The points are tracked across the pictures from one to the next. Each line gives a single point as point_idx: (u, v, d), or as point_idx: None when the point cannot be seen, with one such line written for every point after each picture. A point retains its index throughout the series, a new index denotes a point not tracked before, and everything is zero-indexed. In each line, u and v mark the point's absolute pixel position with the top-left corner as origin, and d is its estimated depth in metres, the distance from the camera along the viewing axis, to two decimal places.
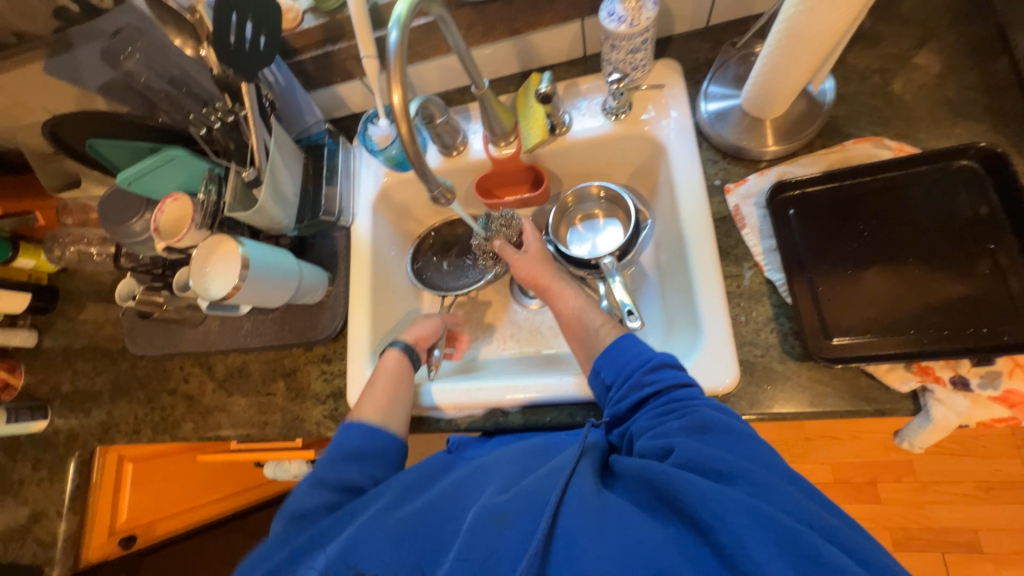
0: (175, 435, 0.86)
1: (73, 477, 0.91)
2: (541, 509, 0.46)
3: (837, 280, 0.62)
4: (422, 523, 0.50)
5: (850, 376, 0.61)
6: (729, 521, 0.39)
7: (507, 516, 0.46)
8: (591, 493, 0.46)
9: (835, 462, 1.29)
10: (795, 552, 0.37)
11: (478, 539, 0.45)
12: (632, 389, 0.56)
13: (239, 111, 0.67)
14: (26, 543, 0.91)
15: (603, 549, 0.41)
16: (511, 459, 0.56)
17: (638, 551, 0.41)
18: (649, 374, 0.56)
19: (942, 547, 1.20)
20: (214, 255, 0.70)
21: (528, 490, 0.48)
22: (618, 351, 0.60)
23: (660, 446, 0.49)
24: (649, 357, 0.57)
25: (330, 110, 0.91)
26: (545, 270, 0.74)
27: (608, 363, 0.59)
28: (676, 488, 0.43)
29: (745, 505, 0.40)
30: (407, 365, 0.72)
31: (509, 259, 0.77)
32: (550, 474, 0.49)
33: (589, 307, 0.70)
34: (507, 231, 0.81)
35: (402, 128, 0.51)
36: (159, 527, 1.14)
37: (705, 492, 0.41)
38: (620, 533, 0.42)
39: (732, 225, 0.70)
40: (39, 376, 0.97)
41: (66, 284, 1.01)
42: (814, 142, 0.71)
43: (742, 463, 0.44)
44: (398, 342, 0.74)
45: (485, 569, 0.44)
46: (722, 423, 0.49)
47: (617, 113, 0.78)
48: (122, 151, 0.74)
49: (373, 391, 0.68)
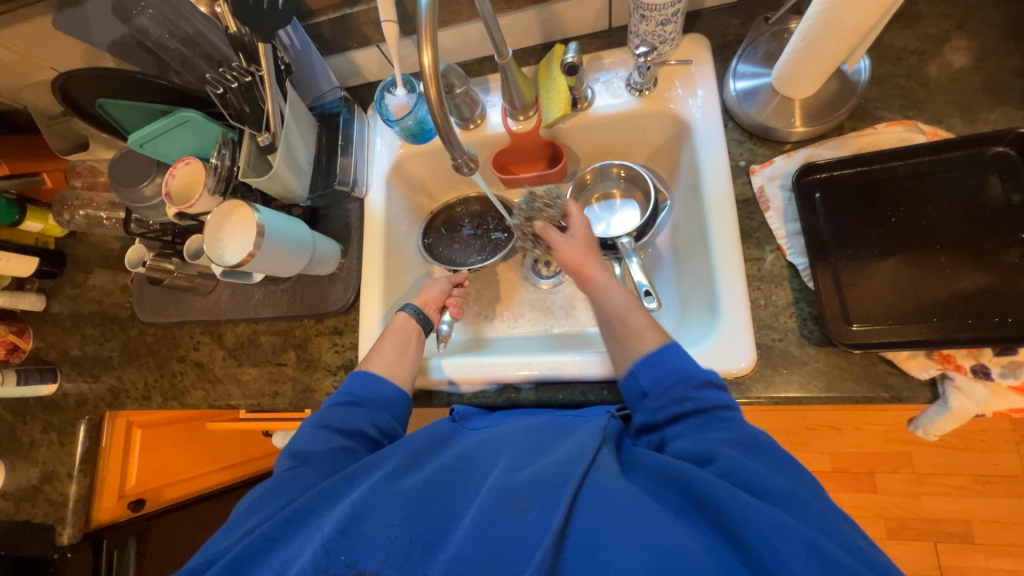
0: (185, 402, 0.86)
1: (83, 440, 0.92)
2: (559, 494, 0.45)
3: (861, 266, 0.61)
4: (430, 495, 0.48)
5: (867, 363, 0.61)
6: (773, 545, 0.39)
7: (525, 500, 0.45)
8: (618, 489, 0.46)
9: (835, 452, 1.30)
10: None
11: (494, 520, 0.43)
12: (672, 402, 0.55)
13: (256, 71, 0.65)
14: (38, 502, 0.92)
15: (631, 547, 0.41)
16: (523, 435, 0.55)
17: (669, 555, 0.40)
18: (694, 391, 0.55)
19: (935, 538, 1.22)
20: (228, 220, 0.69)
21: (545, 474, 0.47)
22: (660, 359, 0.58)
23: (702, 457, 0.49)
24: (695, 373, 0.55)
25: (345, 78, 0.89)
26: (592, 258, 0.70)
27: (648, 369, 0.58)
28: (718, 502, 0.43)
29: (795, 532, 0.39)
30: (414, 326, 0.72)
31: (553, 242, 0.72)
32: (569, 461, 0.48)
33: (633, 307, 0.65)
34: (552, 212, 0.75)
35: (431, 92, 0.50)
36: (167, 493, 1.16)
37: (751, 511, 0.41)
38: (648, 532, 0.42)
39: (756, 207, 0.70)
40: (48, 340, 0.97)
41: (74, 250, 1.00)
42: (844, 125, 0.70)
43: (792, 489, 0.44)
44: (409, 304, 0.74)
45: (500, 551, 0.42)
46: (766, 444, 0.49)
47: (642, 89, 0.75)
48: (132, 112, 0.72)
49: (380, 353, 0.68)
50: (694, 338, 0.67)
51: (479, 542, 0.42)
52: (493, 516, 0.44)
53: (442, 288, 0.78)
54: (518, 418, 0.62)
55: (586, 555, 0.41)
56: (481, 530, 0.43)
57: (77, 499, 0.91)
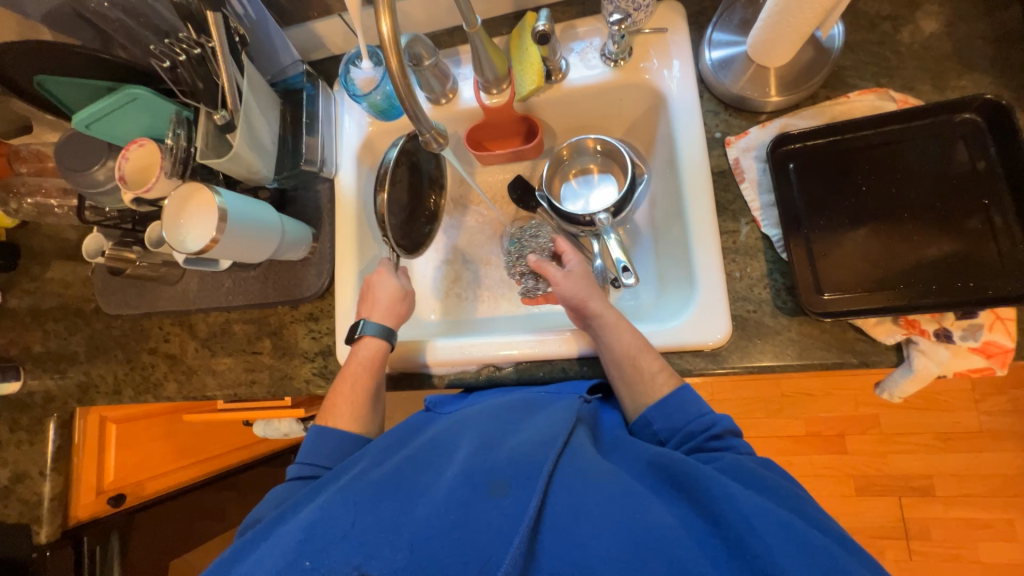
0: (158, 394, 0.84)
1: (54, 439, 0.89)
2: (535, 475, 0.45)
3: (832, 236, 0.62)
4: (399, 479, 0.48)
5: (838, 330, 0.62)
6: (755, 527, 0.40)
7: (503, 484, 0.45)
8: (600, 471, 0.47)
9: (810, 417, 1.34)
10: (824, 565, 0.38)
11: (470, 507, 0.43)
12: (691, 450, 0.53)
13: (206, 43, 0.61)
14: (9, 503, 0.89)
15: (610, 531, 0.41)
16: (493, 415, 0.56)
17: (649, 538, 0.40)
18: (714, 441, 0.53)
19: (899, 492, 1.30)
20: (188, 204, 0.65)
21: (519, 457, 0.47)
22: (674, 406, 0.56)
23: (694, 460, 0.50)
24: (712, 421, 0.54)
25: (307, 51, 0.84)
26: (593, 292, 0.66)
27: (663, 416, 0.56)
28: (700, 485, 0.44)
29: (776, 517, 0.41)
30: (381, 352, 0.69)
31: (549, 276, 0.68)
32: (545, 443, 0.48)
33: (642, 349, 0.61)
34: (539, 243, 0.79)
35: (392, 64, 0.48)
36: (149, 487, 1.12)
37: (736, 495, 0.42)
38: (626, 514, 0.42)
39: (732, 179, 0.69)
40: (7, 337, 0.93)
41: (28, 241, 0.94)
42: (818, 93, 0.70)
43: (781, 490, 0.46)
44: (370, 325, 0.69)
45: (478, 539, 0.41)
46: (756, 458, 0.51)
47: (616, 59, 0.73)
48: (78, 91, 0.67)
49: (347, 388, 0.66)
50: (672, 313, 0.68)
51: (453, 527, 0.42)
52: (469, 502, 0.43)
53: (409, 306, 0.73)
54: (488, 400, 0.63)
55: (564, 537, 0.41)
56: (457, 513, 0.43)
57: (53, 498, 0.89)
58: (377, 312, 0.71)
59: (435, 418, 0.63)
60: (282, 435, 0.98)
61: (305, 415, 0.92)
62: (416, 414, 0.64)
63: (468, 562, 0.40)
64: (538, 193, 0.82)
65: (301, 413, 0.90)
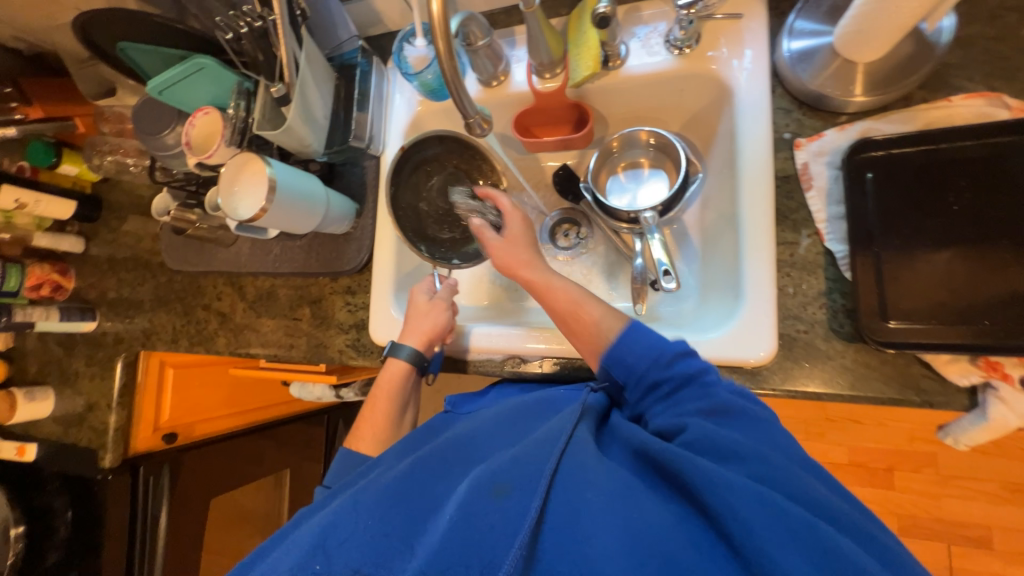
0: (209, 348, 0.90)
1: (121, 375, 0.99)
2: (537, 482, 0.44)
3: (908, 259, 0.56)
4: (408, 489, 0.48)
5: (901, 363, 0.57)
6: (737, 511, 0.39)
7: (506, 485, 0.43)
8: (595, 470, 0.45)
9: (856, 446, 1.25)
10: (806, 541, 0.37)
11: (472, 510, 0.42)
12: (646, 389, 0.54)
13: (269, 16, 0.62)
14: (83, 428, 1.02)
15: (608, 530, 0.40)
16: (498, 421, 0.56)
17: (643, 537, 0.39)
18: (664, 372, 0.53)
19: (948, 539, 1.19)
20: (243, 173, 0.68)
21: (520, 461, 0.46)
22: (625, 347, 0.56)
23: (672, 433, 0.49)
24: (661, 352, 0.54)
25: (366, 26, 0.85)
26: (526, 255, 0.68)
27: (618, 362, 0.56)
28: (684, 472, 0.42)
29: (756, 493, 0.40)
30: (410, 373, 0.71)
31: (486, 242, 0.70)
32: (546, 444, 0.47)
33: (585, 297, 0.63)
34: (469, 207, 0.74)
35: (440, 46, 0.47)
36: (199, 429, 1.22)
37: (714, 477, 0.41)
38: (622, 516, 0.41)
39: (797, 184, 0.64)
40: (88, 281, 1.03)
41: (109, 195, 1.03)
42: (913, 94, 0.62)
43: (755, 449, 0.44)
44: (403, 351, 0.71)
45: (483, 544, 0.40)
46: (731, 407, 0.49)
47: (681, 46, 0.68)
48: (152, 59, 0.70)
49: (376, 406, 0.71)
50: (712, 325, 0.64)
51: (455, 530, 0.40)
52: (468, 504, 0.42)
53: (434, 322, 0.71)
54: (503, 401, 0.63)
55: (562, 534, 0.41)
56: (461, 519, 0.41)
57: (116, 429, 1.00)
58: (407, 331, 0.71)
59: (453, 420, 0.65)
60: (315, 398, 1.04)
61: (338, 382, 0.97)
62: (436, 416, 0.66)
63: (470, 564, 0.39)
64: (583, 184, 0.78)
65: (334, 380, 0.94)
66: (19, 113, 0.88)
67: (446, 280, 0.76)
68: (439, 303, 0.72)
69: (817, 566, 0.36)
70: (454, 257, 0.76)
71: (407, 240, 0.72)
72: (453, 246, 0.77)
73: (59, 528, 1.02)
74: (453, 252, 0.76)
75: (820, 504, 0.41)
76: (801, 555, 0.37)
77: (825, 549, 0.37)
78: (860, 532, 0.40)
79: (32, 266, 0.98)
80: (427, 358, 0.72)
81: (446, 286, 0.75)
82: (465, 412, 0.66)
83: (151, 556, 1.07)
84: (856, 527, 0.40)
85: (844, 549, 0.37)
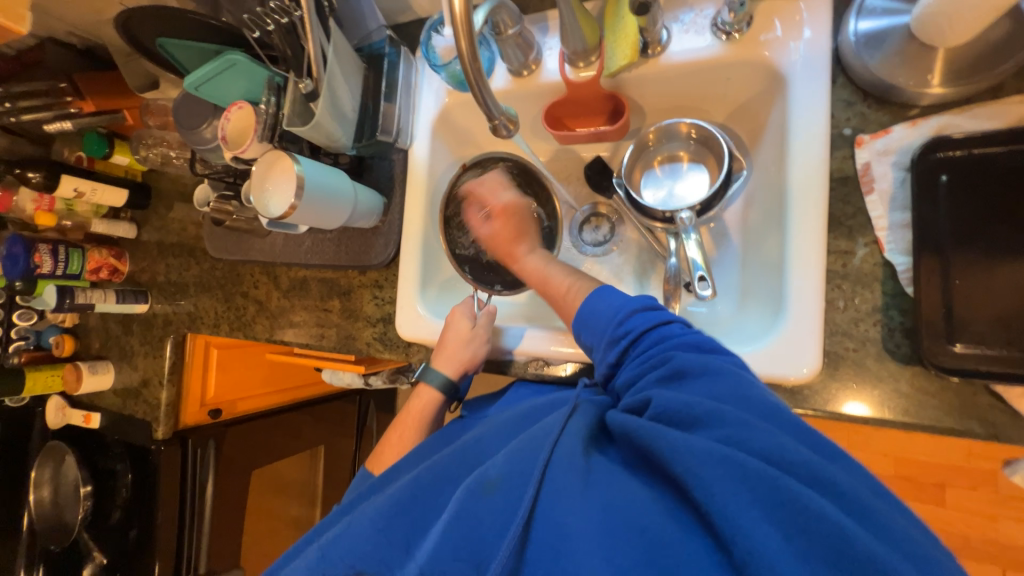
0: (247, 333, 0.94)
1: (170, 355, 1.06)
2: (528, 476, 0.43)
3: (983, 277, 0.50)
4: (414, 498, 0.48)
5: (966, 392, 0.52)
6: (699, 476, 0.37)
7: (495, 479, 0.43)
8: (578, 455, 0.43)
9: (906, 458, 1.16)
10: (767, 498, 0.35)
11: (468, 505, 0.42)
12: (613, 344, 0.54)
13: (294, 11, 0.62)
14: (139, 401, 1.09)
15: (587, 511, 0.39)
16: (501, 428, 0.55)
17: (621, 515, 0.38)
18: (624, 324, 0.54)
19: (1002, 562, 1.11)
20: (272, 171, 0.69)
21: (512, 453, 0.45)
22: (590, 311, 0.58)
23: (638, 399, 0.47)
24: (620, 311, 0.55)
25: (394, 14, 0.82)
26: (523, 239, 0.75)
27: (586, 328, 0.58)
28: (653, 443, 0.40)
29: (715, 453, 0.37)
30: (439, 399, 0.73)
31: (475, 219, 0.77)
32: (537, 436, 0.46)
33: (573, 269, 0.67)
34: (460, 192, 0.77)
35: (462, 45, 0.45)
36: (240, 406, 1.28)
37: (676, 444, 0.39)
38: (602, 497, 0.40)
39: (855, 188, 0.58)
40: (141, 265, 1.09)
41: (156, 183, 1.07)
42: (1004, 84, 0.54)
43: (716, 405, 0.41)
44: (435, 380, 0.72)
45: (474, 541, 0.40)
46: (698, 366, 0.46)
47: (730, 30, 0.62)
48: (191, 54, 0.72)
49: (404, 423, 0.73)
50: (752, 336, 0.60)
51: (451, 529, 0.41)
52: (463, 502, 0.42)
53: (474, 353, 0.70)
54: (518, 403, 0.63)
55: (540, 525, 0.40)
56: (457, 516, 0.41)
57: (167, 405, 1.07)
58: (442, 359, 0.71)
59: (469, 424, 0.66)
60: (345, 384, 1.08)
61: (366, 371, 0.99)
62: (453, 421, 0.69)
63: (463, 559, 0.40)
64: (616, 180, 0.73)
65: (362, 370, 0.96)
66: (75, 108, 0.91)
67: (486, 306, 0.75)
68: (481, 334, 0.71)
69: (786, 531, 0.34)
70: (495, 283, 0.77)
71: (451, 257, 0.76)
72: (495, 272, 0.78)
73: (120, 490, 1.12)
74: (494, 278, 0.78)
75: (778, 456, 0.37)
76: (763, 513, 0.34)
77: (784, 501, 0.34)
78: (827, 484, 0.36)
79: (91, 251, 1.05)
80: (457, 385, 0.73)
81: (487, 311, 0.74)
82: (479, 416, 0.68)
83: (200, 520, 1.14)
84: (823, 480, 0.36)
85: (807, 501, 0.34)
